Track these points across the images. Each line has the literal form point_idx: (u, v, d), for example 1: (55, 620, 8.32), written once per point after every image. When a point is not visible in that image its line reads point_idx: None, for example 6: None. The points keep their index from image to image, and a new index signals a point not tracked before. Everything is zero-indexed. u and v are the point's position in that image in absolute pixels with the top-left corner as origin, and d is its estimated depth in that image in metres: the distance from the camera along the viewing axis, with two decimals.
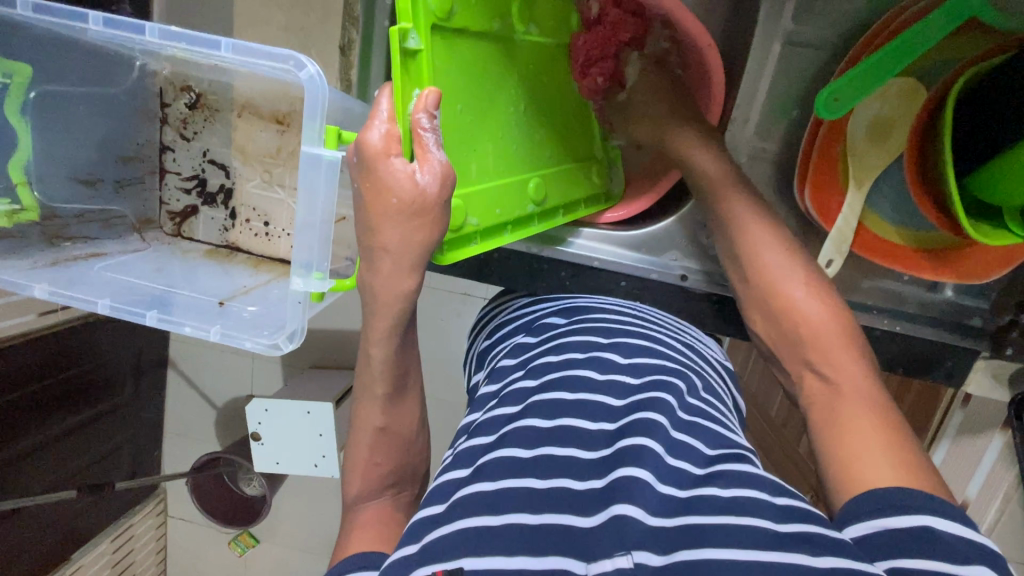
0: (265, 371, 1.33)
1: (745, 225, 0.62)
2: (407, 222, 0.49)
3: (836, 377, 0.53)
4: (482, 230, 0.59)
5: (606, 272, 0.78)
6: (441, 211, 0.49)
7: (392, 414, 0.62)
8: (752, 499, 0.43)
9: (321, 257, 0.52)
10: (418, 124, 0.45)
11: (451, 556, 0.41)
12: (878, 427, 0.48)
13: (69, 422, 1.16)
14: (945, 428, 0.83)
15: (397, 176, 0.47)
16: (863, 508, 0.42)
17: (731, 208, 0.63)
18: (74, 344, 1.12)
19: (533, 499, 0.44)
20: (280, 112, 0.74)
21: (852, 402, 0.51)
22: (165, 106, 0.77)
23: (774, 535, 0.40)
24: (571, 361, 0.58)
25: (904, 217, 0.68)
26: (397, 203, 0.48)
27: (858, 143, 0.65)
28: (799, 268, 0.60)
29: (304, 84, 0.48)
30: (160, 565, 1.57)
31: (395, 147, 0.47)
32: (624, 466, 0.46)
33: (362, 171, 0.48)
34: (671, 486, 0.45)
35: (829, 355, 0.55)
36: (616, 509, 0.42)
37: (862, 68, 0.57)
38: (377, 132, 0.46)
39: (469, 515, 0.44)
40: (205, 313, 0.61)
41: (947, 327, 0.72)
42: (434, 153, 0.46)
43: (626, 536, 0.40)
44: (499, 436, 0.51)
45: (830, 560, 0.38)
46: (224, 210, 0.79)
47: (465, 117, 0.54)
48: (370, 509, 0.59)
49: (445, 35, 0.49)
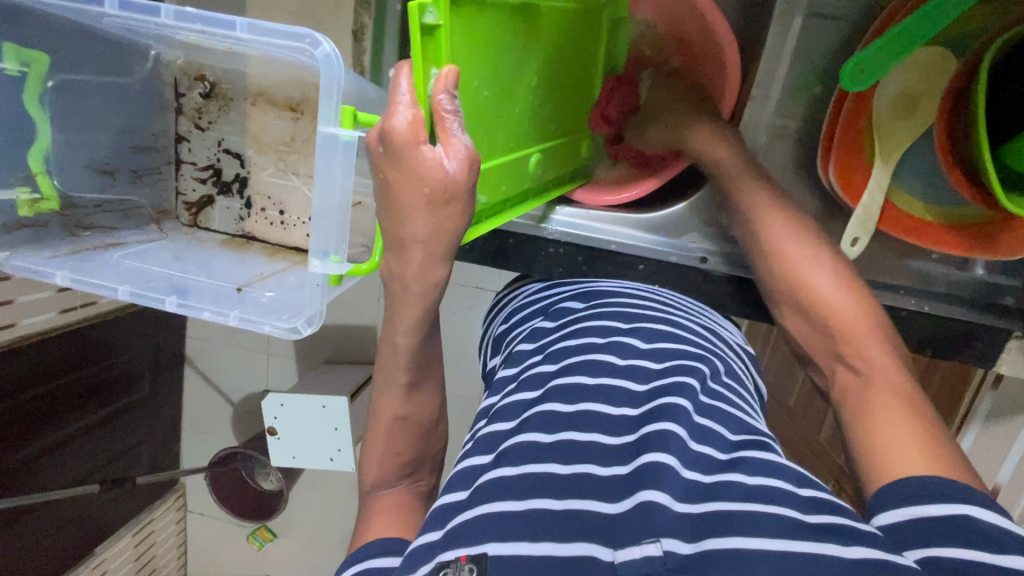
0: (281, 365, 1.34)
1: (766, 215, 0.62)
2: (437, 209, 0.48)
3: (869, 372, 0.51)
4: (486, 208, 0.58)
5: (624, 256, 0.77)
6: (467, 196, 0.49)
7: (414, 402, 0.62)
8: (780, 490, 0.42)
9: (338, 241, 0.51)
10: (442, 105, 0.44)
11: (476, 541, 0.41)
12: (915, 419, 0.46)
13: (90, 417, 1.17)
14: (974, 412, 0.82)
15: (427, 162, 0.45)
16: (898, 495, 0.41)
17: (747, 199, 0.63)
18: (94, 339, 1.13)
19: (555, 485, 0.44)
20: (293, 100, 0.73)
21: (887, 396, 0.49)
22: (179, 96, 0.77)
23: (803, 524, 0.39)
24: (590, 346, 0.57)
25: (932, 193, 0.66)
26: (427, 190, 0.47)
27: (885, 116, 0.63)
28: (826, 259, 0.58)
29: (320, 62, 0.48)
30: (181, 558, 1.59)
31: (423, 133, 0.45)
32: (648, 451, 0.45)
33: (389, 160, 0.46)
34: (695, 471, 0.44)
35: (861, 348, 0.53)
36: (642, 495, 0.41)
37: (889, 36, 0.55)
38: (403, 117, 0.44)
39: (492, 501, 0.43)
40: (223, 299, 0.61)
41: (977, 307, 0.70)
42: (458, 137, 0.46)
43: (654, 524, 0.39)
44: (518, 422, 0.51)
45: (863, 551, 0.37)
46: (240, 199, 0.80)
47: (482, 95, 0.53)
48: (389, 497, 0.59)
49: (463, 7, 0.47)
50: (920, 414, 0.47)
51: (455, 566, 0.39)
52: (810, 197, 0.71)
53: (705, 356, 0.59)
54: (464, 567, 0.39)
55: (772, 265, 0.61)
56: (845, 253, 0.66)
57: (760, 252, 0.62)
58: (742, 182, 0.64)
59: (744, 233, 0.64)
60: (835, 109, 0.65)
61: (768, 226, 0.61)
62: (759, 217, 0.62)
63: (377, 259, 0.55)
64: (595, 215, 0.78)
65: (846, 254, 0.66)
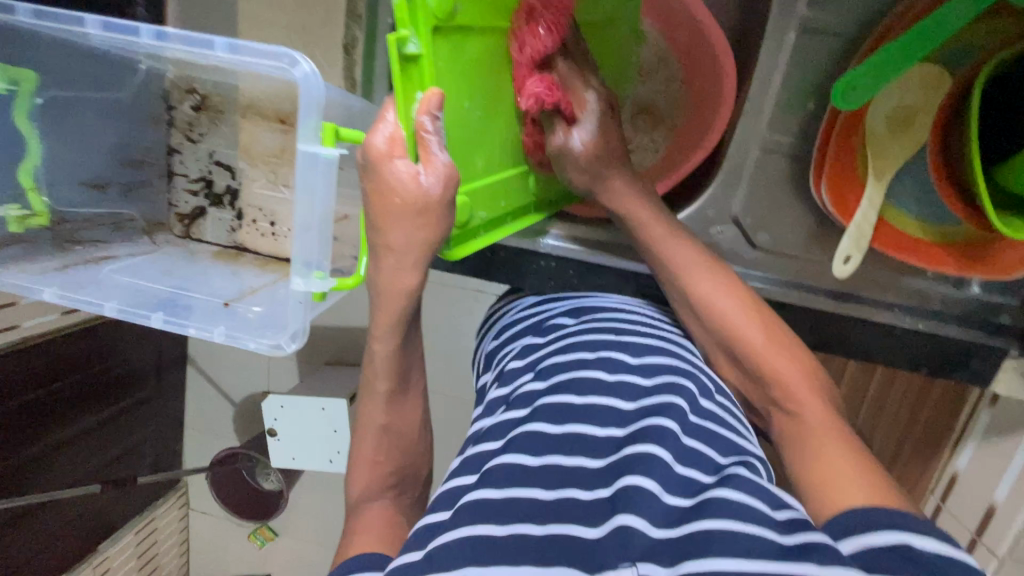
0: (282, 369, 1.35)
1: (687, 268, 0.62)
2: (415, 226, 0.49)
3: (800, 410, 0.53)
4: (484, 222, 0.60)
5: (614, 270, 0.77)
6: (445, 212, 0.49)
7: (393, 409, 0.62)
8: (751, 505, 0.42)
9: (321, 256, 0.52)
10: (422, 126, 0.44)
11: (454, 566, 0.40)
12: (847, 456, 0.47)
13: (91, 419, 1.18)
14: (973, 426, 0.81)
15: (402, 178, 0.46)
16: (849, 525, 0.40)
17: (670, 253, 0.63)
18: (96, 341, 1.14)
19: (536, 509, 0.44)
20: (283, 111, 0.73)
21: (821, 432, 0.50)
22: (171, 109, 0.75)
23: (783, 547, 0.38)
24: (580, 362, 0.57)
25: (927, 211, 0.65)
26: (400, 203, 0.47)
27: (880, 132, 0.62)
28: (751, 311, 0.59)
29: (298, 81, 0.48)
30: (184, 556, 1.60)
31: (400, 150, 0.46)
32: (630, 474, 0.45)
33: (365, 173, 0.47)
34: (678, 496, 0.44)
35: (789, 390, 0.55)
36: (618, 519, 0.41)
37: (882, 54, 0.54)
38: (382, 135, 0.45)
39: (476, 522, 0.43)
40: (212, 314, 0.61)
41: (973, 324, 0.69)
42: (438, 156, 0.46)
43: (631, 545, 0.39)
44: (505, 441, 0.50)
45: (837, 572, 0.36)
46: (231, 211, 0.79)
47: (472, 116, 0.53)
48: (374, 508, 0.58)
49: (446, 32, 0.46)
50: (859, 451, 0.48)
51: None
52: (804, 213, 0.69)
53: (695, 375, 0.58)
54: None
55: (704, 316, 0.61)
56: (836, 271, 0.65)
57: (692, 303, 0.62)
58: (666, 242, 0.64)
59: (671, 286, 0.64)
60: (827, 124, 0.63)
61: (697, 280, 0.62)
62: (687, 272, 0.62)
63: (363, 273, 0.55)
64: (586, 232, 0.77)
65: (837, 271, 0.65)
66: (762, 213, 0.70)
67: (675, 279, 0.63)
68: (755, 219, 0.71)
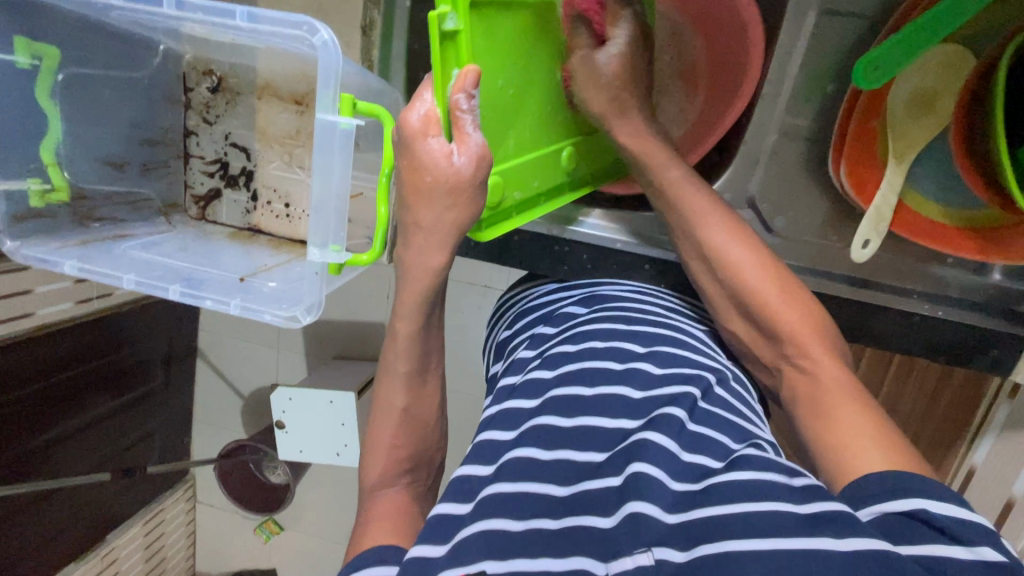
0: (291, 360, 1.35)
1: (701, 219, 0.61)
2: (446, 208, 0.52)
3: (813, 368, 0.52)
4: (518, 203, 0.62)
5: (629, 254, 0.76)
6: (476, 194, 0.52)
7: (409, 392, 0.61)
8: (774, 484, 0.41)
9: (336, 231, 0.54)
10: (457, 105, 0.46)
11: (473, 559, 0.40)
12: (866, 417, 0.46)
13: (99, 408, 1.18)
14: (989, 421, 0.80)
15: (434, 156, 0.49)
16: (868, 492, 0.40)
17: (686, 203, 0.62)
18: (107, 330, 1.15)
19: (550, 505, 0.43)
20: (298, 93, 0.74)
21: (835, 394, 0.49)
22: (188, 91, 0.77)
23: (799, 520, 0.37)
24: (589, 351, 0.57)
25: (946, 195, 0.64)
26: (432, 180, 0.50)
27: (900, 113, 0.61)
28: (767, 263, 0.58)
29: (318, 49, 0.49)
30: (190, 549, 1.61)
31: (434, 128, 0.48)
32: (636, 461, 0.44)
33: (400, 150, 0.50)
34: (684, 481, 0.44)
35: (805, 347, 0.53)
36: (629, 506, 0.41)
37: (907, 31, 0.54)
38: (418, 113, 0.48)
39: (487, 518, 0.43)
40: (228, 288, 0.62)
41: (993, 312, 0.68)
42: (472, 136, 0.48)
43: (641, 532, 0.39)
44: (517, 434, 0.50)
45: (856, 543, 0.35)
46: (246, 193, 0.79)
47: (507, 95, 0.54)
48: (388, 496, 0.56)
49: (481, 7, 0.47)
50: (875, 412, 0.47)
51: None
52: (821, 198, 0.69)
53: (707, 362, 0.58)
54: None
55: (715, 272, 0.59)
56: (856, 255, 0.63)
57: (704, 257, 0.60)
58: (681, 185, 0.62)
59: (682, 236, 0.63)
60: (847, 108, 0.63)
61: (711, 234, 0.60)
62: (700, 225, 0.61)
63: (379, 248, 0.56)
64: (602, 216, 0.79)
65: (856, 256, 0.63)
66: (778, 198, 0.70)
67: (688, 230, 0.62)
68: (771, 204, 0.70)
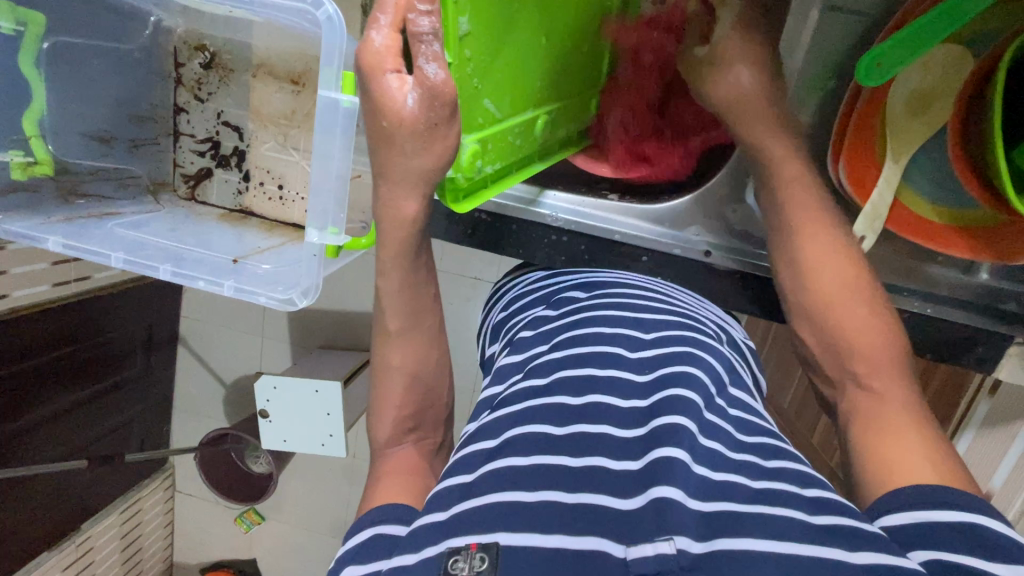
0: (276, 348, 1.33)
1: (796, 231, 0.58)
2: (416, 154, 0.49)
3: (880, 391, 0.50)
4: (493, 175, 0.61)
5: (627, 246, 0.76)
6: (444, 127, 0.47)
7: (429, 374, 0.59)
8: (788, 490, 0.42)
9: (335, 212, 0.52)
10: (413, 25, 0.43)
11: (486, 529, 0.39)
12: (927, 449, 0.45)
13: (79, 394, 1.15)
14: (970, 416, 0.81)
15: (392, 92, 0.46)
16: (906, 500, 0.41)
17: (790, 208, 0.59)
18: (85, 313, 1.12)
19: (565, 477, 0.42)
20: (295, 72, 0.72)
21: (895, 418, 0.48)
22: (179, 66, 0.75)
23: (813, 527, 0.38)
24: (598, 335, 0.56)
25: (942, 194, 0.65)
26: (390, 124, 0.48)
27: (898, 112, 0.62)
28: (863, 294, 0.55)
29: (322, 24, 0.48)
30: (168, 538, 1.58)
31: (389, 60, 0.45)
32: (659, 446, 0.43)
33: (366, 89, 0.46)
34: (705, 467, 0.43)
35: (875, 374, 0.51)
36: (655, 491, 0.40)
37: (911, 28, 0.54)
38: (380, 35, 0.44)
39: (503, 488, 0.42)
40: (219, 269, 0.60)
41: (980, 312, 0.70)
42: (424, 69, 0.44)
43: (667, 520, 0.37)
44: (524, 411, 0.49)
45: (869, 556, 0.36)
46: (238, 173, 0.78)
47: (484, 62, 0.51)
48: (386, 460, 0.55)
49: None
50: (937, 444, 0.45)
51: (466, 553, 0.38)
52: None
53: (720, 356, 0.57)
54: (475, 554, 0.38)
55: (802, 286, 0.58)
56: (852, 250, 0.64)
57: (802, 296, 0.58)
58: (785, 204, 0.59)
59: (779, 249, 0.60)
60: (847, 105, 0.64)
61: (809, 252, 0.57)
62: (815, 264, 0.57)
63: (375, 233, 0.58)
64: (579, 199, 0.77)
65: None
66: None
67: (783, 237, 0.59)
68: None
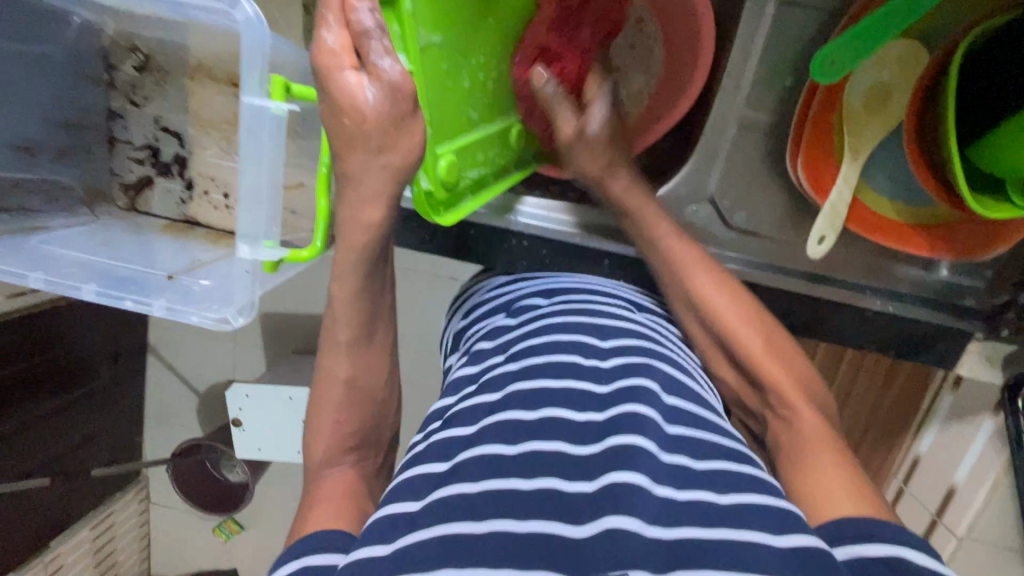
0: (245, 356, 1.29)
1: (701, 281, 0.60)
2: (375, 154, 0.47)
3: (797, 419, 0.53)
4: (472, 183, 0.59)
5: (588, 249, 0.74)
6: (411, 122, 0.45)
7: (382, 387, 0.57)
8: (756, 505, 0.41)
9: (268, 227, 0.50)
10: (362, 23, 0.41)
11: (429, 566, 0.37)
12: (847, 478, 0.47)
13: (36, 412, 1.10)
14: (935, 410, 0.83)
15: (350, 89, 0.44)
16: (848, 533, 0.41)
17: (678, 254, 0.62)
18: (40, 328, 1.06)
19: (516, 504, 0.40)
20: (235, 73, 0.68)
21: (814, 445, 0.50)
22: (110, 69, 0.70)
23: (781, 555, 0.37)
24: (555, 345, 0.54)
25: (901, 192, 0.64)
26: (355, 124, 0.45)
27: (855, 108, 0.60)
28: (767, 332, 0.58)
29: (241, 25, 0.45)
30: (145, 552, 1.53)
31: (348, 58, 0.43)
32: (616, 471, 0.41)
33: (322, 92, 0.45)
34: (668, 486, 0.41)
35: (790, 402, 0.54)
36: (607, 520, 0.38)
37: (866, 22, 0.52)
38: (331, 34, 0.42)
39: (448, 521, 0.40)
40: (149, 287, 0.57)
41: (940, 307, 0.70)
42: (383, 64, 0.42)
43: (620, 551, 0.36)
44: (477, 431, 0.47)
45: None
46: (181, 181, 0.73)
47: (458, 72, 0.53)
48: (338, 478, 0.52)
49: None
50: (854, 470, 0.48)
51: None
52: (779, 195, 0.68)
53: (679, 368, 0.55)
54: None
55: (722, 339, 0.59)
56: (812, 251, 0.63)
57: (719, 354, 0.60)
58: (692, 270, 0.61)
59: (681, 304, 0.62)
60: (804, 102, 0.62)
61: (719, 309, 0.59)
62: (725, 318, 0.58)
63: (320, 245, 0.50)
64: (545, 202, 0.75)
65: (812, 252, 0.63)
66: (737, 194, 0.69)
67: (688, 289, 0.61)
68: (730, 201, 0.69)
